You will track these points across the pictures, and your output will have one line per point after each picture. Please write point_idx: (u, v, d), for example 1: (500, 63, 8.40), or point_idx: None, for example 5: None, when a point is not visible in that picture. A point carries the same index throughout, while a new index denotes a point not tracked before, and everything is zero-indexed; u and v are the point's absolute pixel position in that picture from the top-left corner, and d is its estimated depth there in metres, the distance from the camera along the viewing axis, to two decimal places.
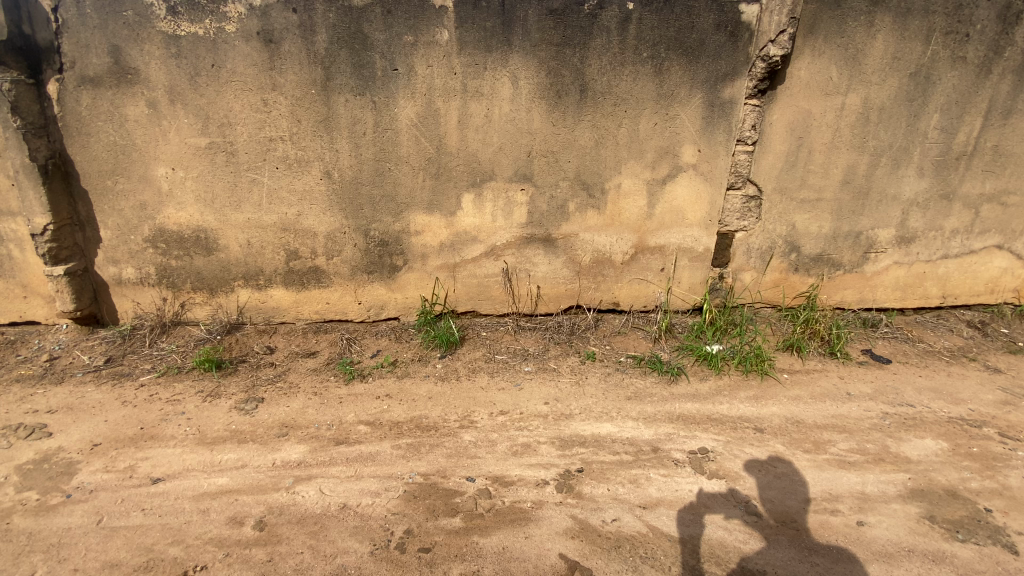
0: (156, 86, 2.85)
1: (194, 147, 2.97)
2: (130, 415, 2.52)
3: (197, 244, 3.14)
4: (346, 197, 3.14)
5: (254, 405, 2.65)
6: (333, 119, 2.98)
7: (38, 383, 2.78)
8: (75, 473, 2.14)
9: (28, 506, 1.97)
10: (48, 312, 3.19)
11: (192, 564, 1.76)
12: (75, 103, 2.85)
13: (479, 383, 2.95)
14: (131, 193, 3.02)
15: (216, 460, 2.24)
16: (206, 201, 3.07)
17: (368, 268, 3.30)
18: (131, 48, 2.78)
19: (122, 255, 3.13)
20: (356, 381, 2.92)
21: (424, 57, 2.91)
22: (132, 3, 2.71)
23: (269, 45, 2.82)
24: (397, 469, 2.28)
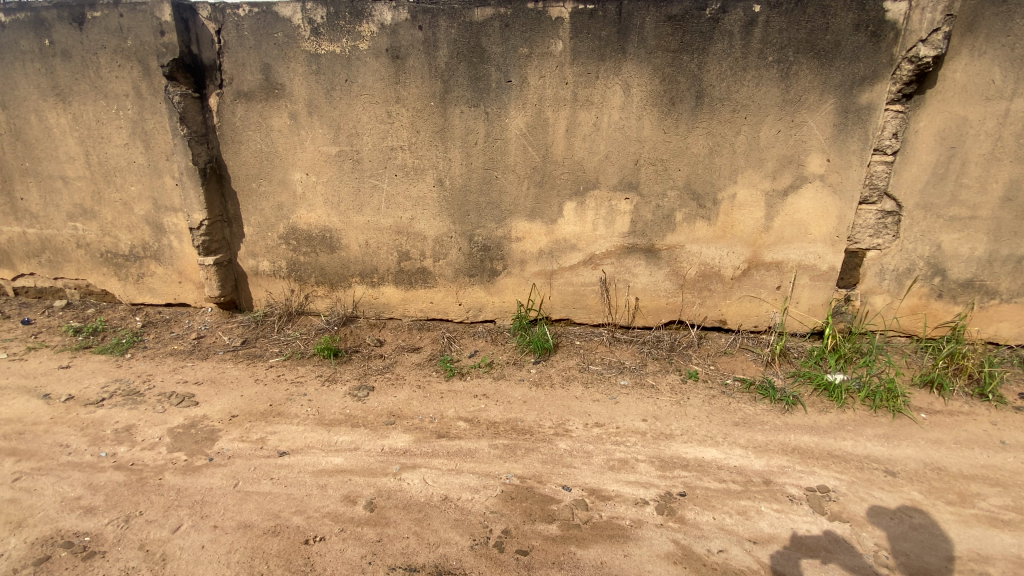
0: (297, 100, 3.18)
1: (326, 155, 3.26)
2: (261, 392, 2.79)
3: (322, 243, 3.44)
4: (455, 203, 3.27)
5: (364, 392, 2.83)
6: (448, 129, 3.13)
7: (188, 358, 3.17)
8: (216, 439, 2.37)
9: (178, 465, 2.18)
10: (197, 295, 3.64)
11: (312, 534, 1.88)
12: (231, 115, 3.25)
13: (574, 392, 2.90)
14: (271, 195, 3.38)
15: (332, 440, 2.41)
16: (333, 204, 3.35)
17: (470, 271, 3.40)
18: (280, 66, 3.12)
19: (260, 249, 3.50)
20: (456, 379, 3.01)
21: (538, 68, 2.96)
22: (283, 26, 3.05)
23: (396, 61, 3.04)
24: (495, 469, 2.30)
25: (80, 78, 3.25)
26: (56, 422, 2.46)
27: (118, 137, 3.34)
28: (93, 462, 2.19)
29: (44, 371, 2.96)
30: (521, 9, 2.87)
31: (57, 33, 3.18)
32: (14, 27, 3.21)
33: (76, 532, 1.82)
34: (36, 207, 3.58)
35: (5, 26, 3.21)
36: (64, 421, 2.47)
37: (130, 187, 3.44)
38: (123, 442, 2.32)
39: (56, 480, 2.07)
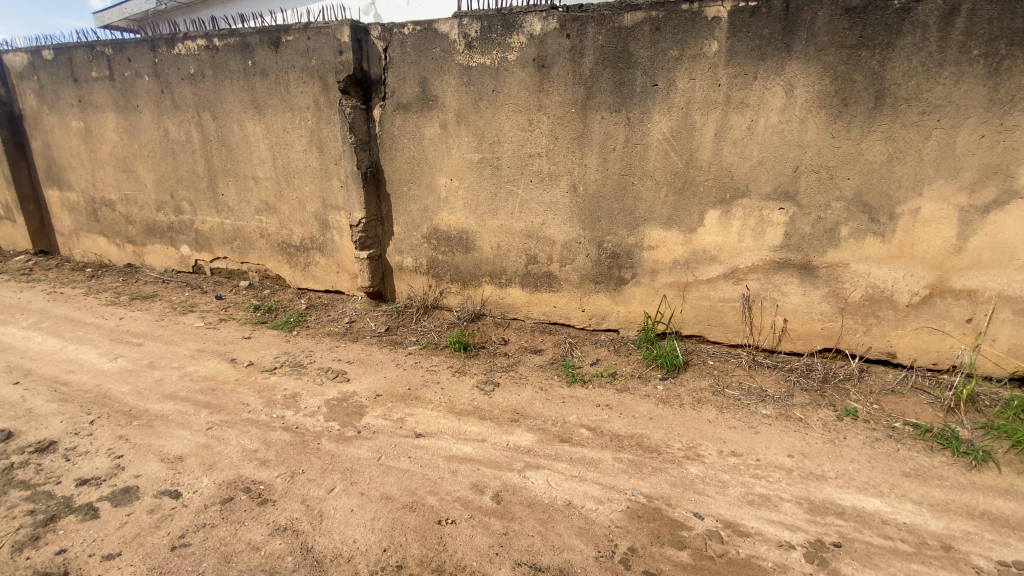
0: (448, 110, 3.39)
1: (469, 161, 3.42)
2: (401, 376, 3.02)
3: (459, 243, 3.62)
4: (588, 209, 3.22)
5: (491, 387, 2.92)
6: (587, 135, 3.10)
7: (341, 339, 3.54)
8: (363, 414, 2.60)
9: (332, 433, 2.43)
10: (350, 285, 4.05)
11: (444, 515, 1.96)
12: (391, 125, 3.58)
13: (707, 415, 2.70)
14: (418, 198, 3.65)
15: (462, 429, 2.52)
16: (471, 207, 3.52)
17: (598, 278, 3.33)
18: (435, 78, 3.36)
19: (405, 246, 3.80)
20: (579, 386, 2.96)
21: (688, 70, 2.83)
22: (441, 42, 3.29)
23: (541, 70, 3.09)
24: (620, 483, 2.21)
25: (273, 93, 3.81)
26: (239, 384, 2.87)
27: (299, 144, 3.85)
28: (267, 421, 2.51)
29: (231, 339, 3.49)
30: (674, 11, 2.78)
31: (259, 55, 3.76)
32: (228, 51, 3.85)
33: (253, 480, 2.08)
34: (232, 202, 4.26)
35: (221, 51, 3.87)
36: (245, 383, 2.88)
37: (304, 187, 3.94)
38: (290, 407, 2.64)
39: (239, 432, 2.41)
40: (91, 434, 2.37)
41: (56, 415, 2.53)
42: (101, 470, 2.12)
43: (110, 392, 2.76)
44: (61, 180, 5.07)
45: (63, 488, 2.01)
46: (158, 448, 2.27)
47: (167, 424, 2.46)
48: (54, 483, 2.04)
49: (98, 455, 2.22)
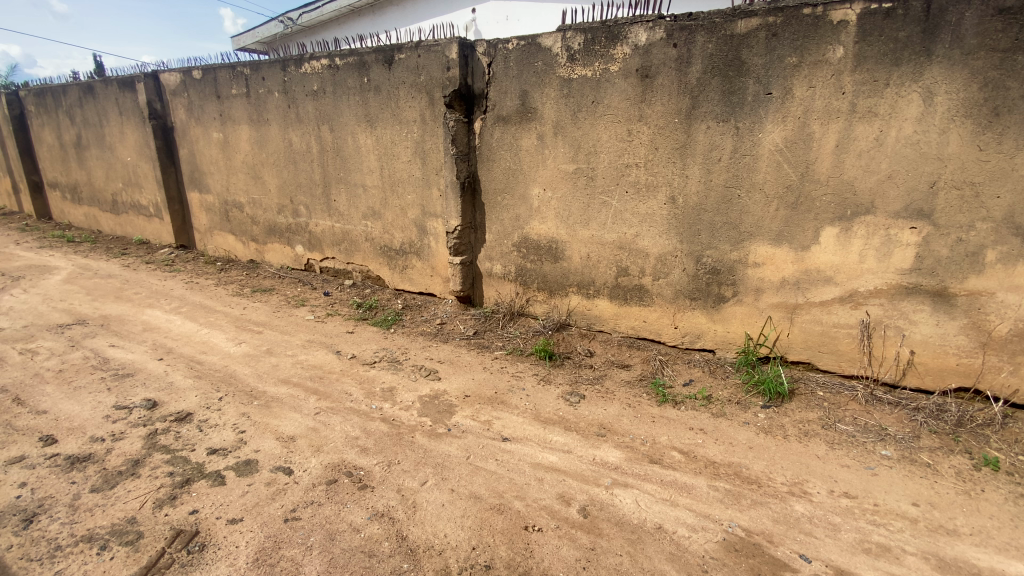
0: (546, 121, 3.42)
1: (564, 172, 3.42)
2: (488, 379, 3.08)
3: (549, 252, 3.63)
4: (686, 222, 3.11)
5: (577, 399, 2.89)
6: (690, 146, 3.00)
7: (433, 340, 3.69)
8: (453, 413, 2.69)
9: (425, 429, 2.53)
10: (442, 288, 4.21)
11: (531, 523, 1.97)
12: (490, 136, 3.68)
13: (814, 450, 2.48)
14: (512, 207, 3.72)
15: (548, 438, 2.51)
16: (563, 217, 3.51)
17: (694, 294, 3.20)
18: (535, 91, 3.41)
19: (496, 254, 3.89)
20: (669, 406, 2.84)
21: (807, 78, 2.66)
22: (543, 55, 3.33)
23: (645, 80, 3.04)
24: (715, 512, 2.09)
25: (384, 107, 4.08)
26: (343, 374, 3.09)
27: (404, 154, 4.09)
28: (367, 411, 2.67)
29: (336, 333, 3.77)
30: (794, 16, 2.62)
31: (374, 72, 4.05)
32: (347, 69, 4.20)
33: (355, 465, 2.22)
34: (342, 207, 4.61)
35: (341, 69, 4.22)
36: (348, 374, 3.09)
37: (407, 195, 4.17)
38: (387, 400, 2.79)
39: (342, 420, 2.58)
40: (219, 409, 2.66)
41: (192, 390, 2.86)
42: (227, 442, 2.37)
43: (235, 373, 3.08)
44: (201, 184, 5.77)
45: (198, 455, 2.27)
46: (274, 427, 2.50)
47: (281, 406, 2.70)
48: (189, 450, 2.30)
49: (225, 429, 2.48)
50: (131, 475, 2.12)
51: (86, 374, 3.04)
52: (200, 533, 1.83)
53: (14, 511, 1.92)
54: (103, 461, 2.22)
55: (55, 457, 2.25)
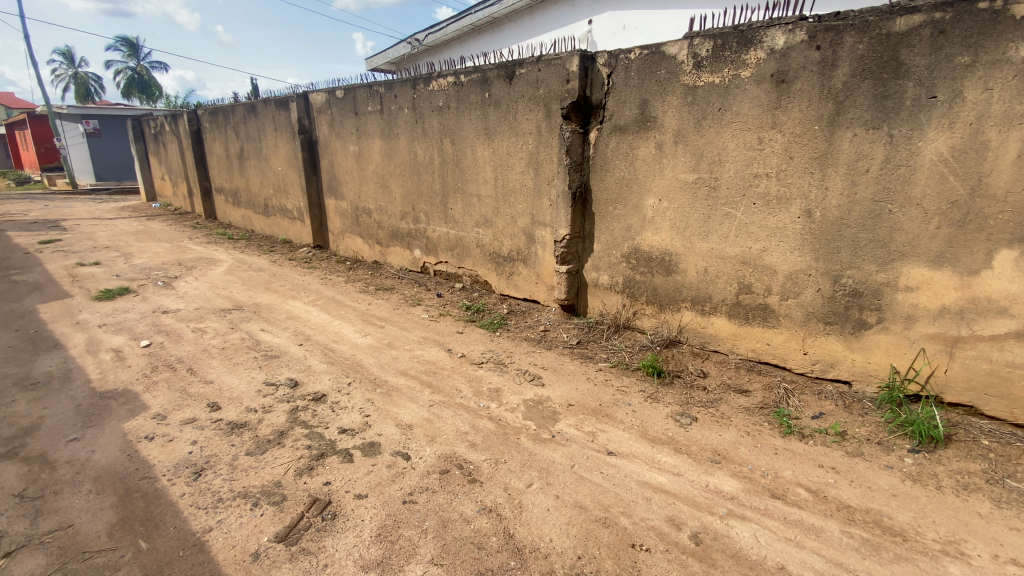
0: (667, 130, 3.32)
1: (683, 182, 3.29)
2: (593, 390, 3.05)
3: (661, 265, 3.51)
4: (823, 238, 2.84)
5: (688, 421, 2.75)
6: (832, 155, 2.75)
7: (537, 346, 3.74)
8: (557, 420, 2.70)
9: (530, 432, 2.57)
10: (546, 296, 4.25)
11: (638, 541, 1.91)
12: (605, 147, 3.65)
13: (976, 507, 2.12)
14: (623, 217, 3.65)
15: (656, 458, 2.43)
16: (679, 229, 3.37)
17: (828, 318, 2.91)
18: (656, 100, 3.33)
19: (603, 264, 3.84)
20: (794, 439, 2.60)
21: (983, 79, 2.32)
22: (667, 63, 3.24)
23: (781, 86, 2.84)
24: (849, 562, 1.87)
25: (503, 120, 4.24)
26: (453, 371, 3.25)
27: (518, 165, 4.21)
28: (475, 408, 2.78)
29: (447, 332, 3.98)
30: (969, 9, 2.30)
31: (495, 87, 4.22)
32: (471, 85, 4.43)
33: (464, 459, 2.32)
34: (457, 215, 4.86)
35: (465, 85, 4.46)
36: (458, 372, 3.24)
37: (519, 204, 4.28)
38: (494, 400, 2.88)
39: (453, 414, 2.71)
40: (348, 393, 2.93)
41: (325, 374, 3.19)
42: (354, 424, 2.60)
43: (360, 362, 3.37)
44: (336, 191, 6.43)
45: (330, 432, 2.52)
46: (394, 415, 2.70)
47: (399, 396, 2.90)
48: (324, 427, 2.56)
49: (352, 412, 2.73)
50: (277, 444, 2.41)
51: (242, 353, 3.51)
52: (332, 503, 2.02)
53: (188, 464, 2.26)
54: (255, 429, 2.54)
55: (219, 421, 2.62)
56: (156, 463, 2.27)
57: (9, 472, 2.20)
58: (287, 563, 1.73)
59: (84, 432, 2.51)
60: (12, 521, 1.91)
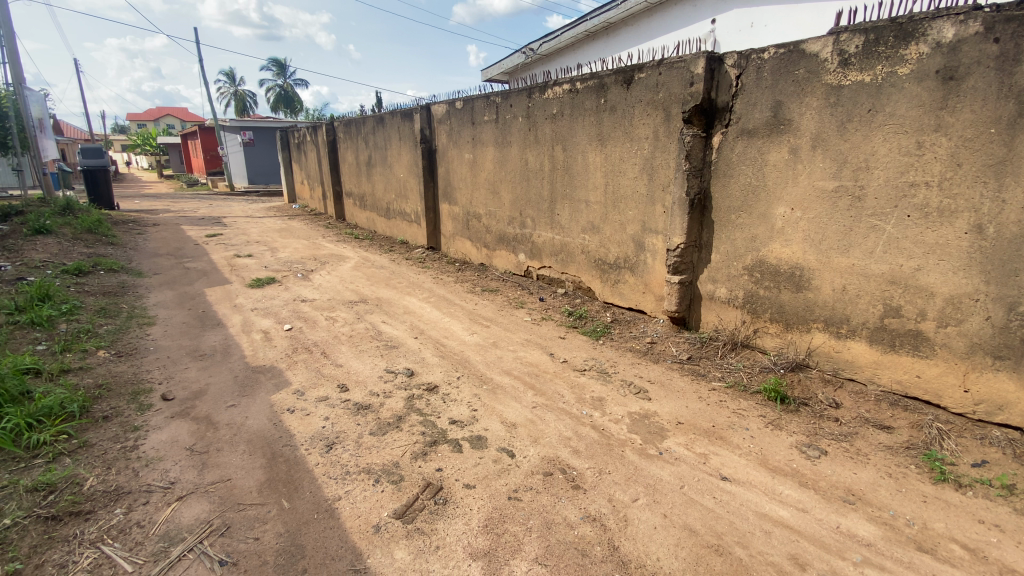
0: (803, 134, 3.06)
1: (821, 190, 3.01)
2: (705, 410, 2.89)
3: (789, 280, 3.24)
4: (997, 258, 2.43)
5: (816, 454, 2.50)
6: (1013, 161, 2.34)
7: (644, 358, 3.63)
8: (665, 437, 2.60)
9: (636, 446, 2.50)
10: (654, 306, 4.11)
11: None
12: (730, 151, 3.45)
13: None
14: (748, 227, 3.42)
15: (776, 489, 2.24)
16: (813, 241, 3.08)
17: (1000, 352, 2.47)
18: (793, 102, 3.08)
19: (722, 276, 3.62)
20: (947, 487, 2.24)
21: None
22: (807, 62, 2.99)
23: (948, 83, 2.49)
24: None
25: (618, 126, 4.16)
26: (556, 376, 3.26)
27: (631, 171, 4.11)
28: (578, 415, 2.77)
29: (550, 336, 4.00)
30: None
31: (611, 93, 4.17)
32: (586, 92, 4.40)
33: (569, 464, 2.32)
34: (565, 220, 4.88)
35: (581, 92, 4.45)
36: (562, 377, 3.25)
37: (629, 211, 4.19)
38: (597, 409, 2.85)
39: (556, 418, 2.73)
40: (458, 387, 3.08)
41: (437, 367, 3.37)
42: (463, 416, 2.72)
43: (468, 359, 3.52)
44: (450, 196, 6.77)
45: (442, 422, 2.66)
46: (499, 412, 2.78)
47: (504, 395, 2.98)
48: (436, 417, 2.72)
49: (461, 405, 2.85)
50: (396, 428, 2.60)
51: (365, 342, 3.83)
52: (443, 489, 2.13)
53: (321, 437, 2.52)
54: (377, 412, 2.77)
55: (346, 401, 2.89)
56: (295, 433, 2.55)
57: (183, 428, 2.60)
58: (403, 539, 1.85)
59: (239, 400, 2.91)
60: (185, 469, 2.25)
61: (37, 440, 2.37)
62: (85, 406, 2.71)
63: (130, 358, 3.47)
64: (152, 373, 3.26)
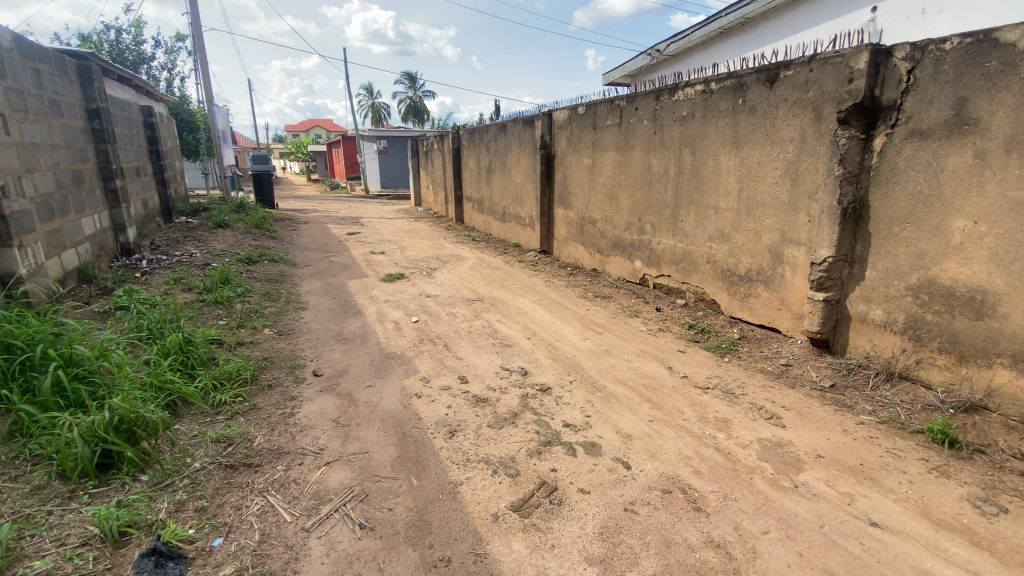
0: (995, 135, 2.60)
1: (1016, 201, 2.53)
2: (851, 445, 2.57)
3: (967, 305, 2.76)
4: None
5: (995, 512, 2.09)
6: None
7: (776, 381, 3.33)
8: (802, 470, 2.36)
9: (766, 475, 2.31)
10: (791, 325, 3.77)
11: None
12: (895, 155, 3.03)
13: None
14: (914, 241, 2.98)
15: (940, 546, 1.92)
16: (1003, 261, 2.60)
17: None
18: (981, 98, 2.63)
19: (877, 296, 3.20)
20: None
21: None
22: (1002, 52, 2.54)
23: None
24: None
25: (757, 128, 3.88)
26: (675, 390, 3.12)
27: (771, 176, 3.80)
28: (700, 434, 2.63)
29: (669, 349, 3.84)
30: None
31: (751, 93, 3.90)
32: (722, 93, 4.16)
33: (689, 484, 2.21)
34: (689, 228, 4.65)
35: (716, 93, 4.21)
36: (680, 392, 3.10)
37: (766, 219, 3.87)
38: (721, 430, 2.67)
39: (675, 434, 2.61)
40: (571, 391, 3.09)
41: (551, 369, 3.41)
42: (577, 421, 2.72)
43: (580, 364, 3.51)
44: (566, 201, 6.79)
45: (556, 424, 2.69)
46: (614, 421, 2.73)
47: (619, 404, 2.92)
48: (550, 418, 2.75)
49: (575, 409, 2.86)
50: (512, 424, 2.68)
51: (483, 338, 4.00)
52: (558, 490, 2.15)
53: (445, 423, 2.68)
54: (495, 406, 2.88)
55: (466, 393, 3.04)
56: (422, 417, 2.75)
57: (330, 401, 2.94)
58: (520, 532, 1.90)
59: (375, 381, 3.21)
60: (331, 438, 2.54)
61: (220, 399, 2.83)
62: (255, 374, 3.19)
63: (287, 337, 3.99)
64: (305, 351, 3.72)
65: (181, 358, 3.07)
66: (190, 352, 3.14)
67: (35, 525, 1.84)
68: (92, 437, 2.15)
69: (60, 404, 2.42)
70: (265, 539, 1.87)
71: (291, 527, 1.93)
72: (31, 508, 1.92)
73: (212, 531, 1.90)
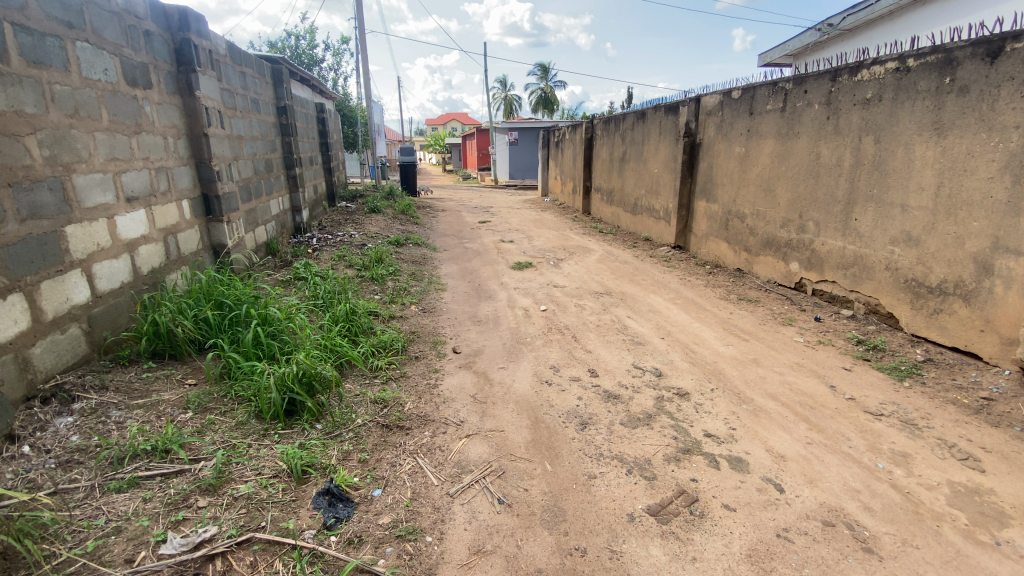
0: None
1: None
2: None
3: None
4: None
5: None
6: None
7: (974, 416, 2.78)
8: (1008, 526, 1.94)
9: (958, 525, 1.95)
10: (999, 351, 3.11)
11: None
12: None
13: None
14: None
15: None
16: None
17: None
18: None
19: None
20: None
21: None
22: None
23: None
24: None
25: (969, 111, 3.23)
26: (837, 412, 2.77)
27: (984, 169, 3.15)
28: (870, 466, 2.30)
29: (830, 365, 3.41)
30: None
31: (964, 70, 3.26)
32: (922, 71, 3.54)
33: (857, 521, 1.94)
34: (864, 228, 4.06)
35: (914, 71, 3.59)
36: (845, 416, 2.74)
37: (972, 222, 3.23)
38: (899, 466, 2.31)
39: (838, 462, 2.32)
40: (712, 399, 2.90)
41: (689, 373, 3.23)
42: (720, 432, 2.55)
43: (722, 371, 3.28)
44: (710, 193, 6.34)
45: (696, 432, 2.54)
46: (764, 438, 2.51)
47: (769, 420, 2.67)
48: (689, 425, 2.61)
49: (717, 419, 2.68)
50: (647, 425, 2.60)
51: (613, 333, 3.93)
52: (699, 502, 2.03)
53: (577, 414, 2.69)
54: (627, 404, 2.81)
55: (598, 387, 3.01)
56: (554, 405, 2.79)
57: (468, 378, 3.11)
58: (658, 537, 1.84)
59: (509, 364, 3.33)
60: (471, 413, 2.69)
61: (377, 364, 3.16)
62: (405, 345, 3.49)
63: (430, 315, 4.31)
64: (446, 329, 3.98)
65: (348, 326, 3.49)
66: (354, 321, 3.55)
67: (240, 454, 2.22)
68: (282, 386, 2.53)
69: (258, 354, 2.89)
70: (416, 497, 2.04)
71: (438, 490, 2.09)
72: (236, 439, 2.31)
73: (373, 482, 2.12)
